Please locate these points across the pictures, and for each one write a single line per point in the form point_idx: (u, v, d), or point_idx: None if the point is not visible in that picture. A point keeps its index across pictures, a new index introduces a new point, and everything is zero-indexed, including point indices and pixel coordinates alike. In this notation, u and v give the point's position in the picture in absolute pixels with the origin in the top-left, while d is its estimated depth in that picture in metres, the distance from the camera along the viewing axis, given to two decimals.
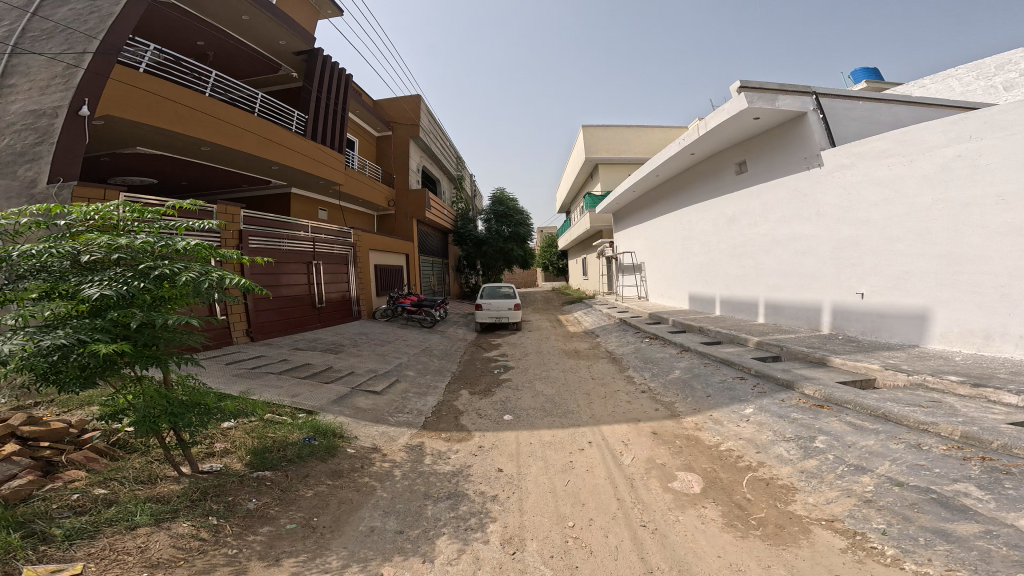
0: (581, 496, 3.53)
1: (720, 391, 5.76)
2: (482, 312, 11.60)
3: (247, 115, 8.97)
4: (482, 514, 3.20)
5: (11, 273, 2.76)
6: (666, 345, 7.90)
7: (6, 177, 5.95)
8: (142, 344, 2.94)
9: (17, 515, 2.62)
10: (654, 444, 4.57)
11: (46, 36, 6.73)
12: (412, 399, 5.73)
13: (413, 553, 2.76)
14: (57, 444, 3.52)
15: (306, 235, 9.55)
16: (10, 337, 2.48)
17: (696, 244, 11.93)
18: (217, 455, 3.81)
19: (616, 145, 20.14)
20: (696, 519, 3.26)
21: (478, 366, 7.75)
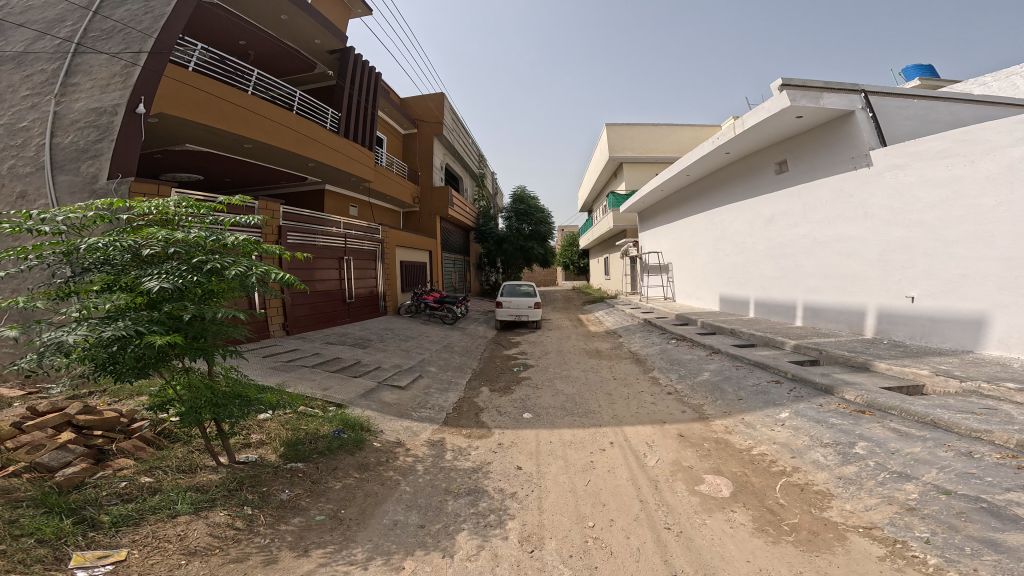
0: (602, 496, 3.50)
1: (753, 394, 5.63)
2: (502, 309, 11.65)
3: (290, 118, 9.29)
4: (501, 511, 3.19)
5: (79, 265, 2.95)
6: (695, 346, 7.78)
7: (69, 173, 6.24)
8: (191, 336, 3.10)
9: (69, 501, 2.78)
10: (681, 446, 4.51)
11: (106, 35, 6.89)
12: (434, 394, 5.79)
13: (434, 547, 2.79)
14: (108, 432, 3.70)
15: (337, 230, 9.74)
16: (75, 328, 2.64)
17: (729, 244, 11.71)
18: (252, 445, 3.93)
19: (642, 144, 19.98)
20: (725, 523, 3.19)
21: (498, 363, 7.78)
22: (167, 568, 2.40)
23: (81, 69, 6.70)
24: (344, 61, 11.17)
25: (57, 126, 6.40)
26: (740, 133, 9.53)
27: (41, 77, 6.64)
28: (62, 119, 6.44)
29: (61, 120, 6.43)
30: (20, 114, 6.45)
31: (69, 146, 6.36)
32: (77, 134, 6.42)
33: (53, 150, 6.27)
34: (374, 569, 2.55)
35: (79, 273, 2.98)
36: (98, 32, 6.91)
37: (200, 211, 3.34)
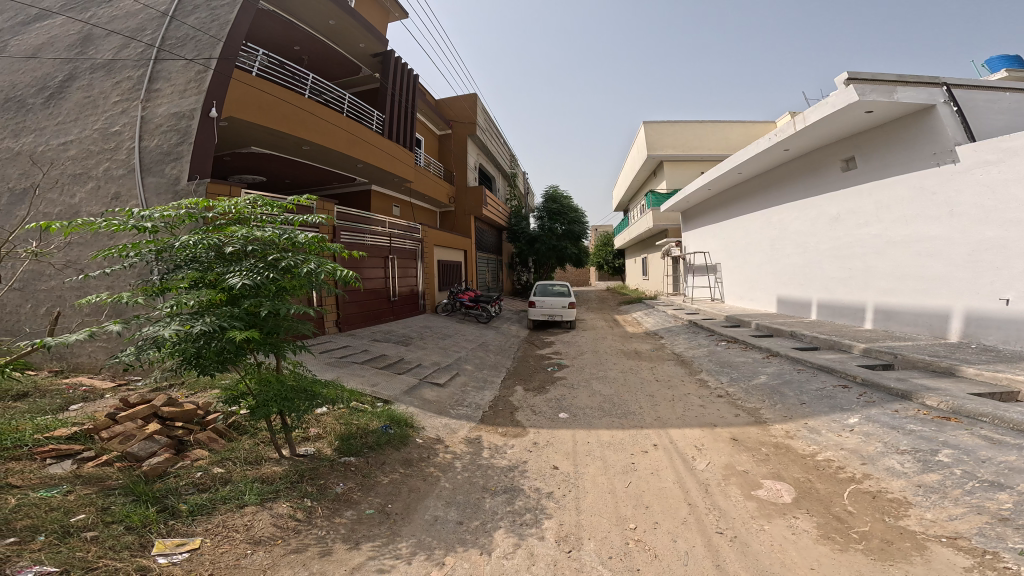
0: (644, 498, 3.33)
1: (818, 399, 5.28)
2: (534, 309, 11.54)
3: (348, 124, 9.63)
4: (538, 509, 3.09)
5: (171, 263, 3.18)
6: (748, 349, 7.42)
7: (156, 174, 6.64)
8: (266, 331, 3.25)
9: (154, 490, 2.96)
10: (734, 451, 4.11)
11: (180, 43, 7.33)
12: (471, 392, 5.77)
13: (473, 544, 2.72)
14: (188, 424, 3.90)
15: (382, 229, 9.93)
16: (168, 323, 2.84)
17: (788, 244, 11.18)
18: (309, 438, 3.99)
19: (683, 141, 19.44)
20: (786, 529, 2.98)
21: (531, 362, 7.70)
22: (236, 557, 2.49)
23: (162, 76, 7.17)
24: (387, 63, 11.52)
25: (145, 132, 6.84)
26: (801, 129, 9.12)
27: (128, 84, 7.16)
28: (149, 123, 6.90)
29: (147, 125, 6.89)
30: (112, 120, 6.95)
31: (155, 149, 6.77)
32: (161, 138, 6.82)
33: (141, 154, 6.70)
34: (415, 565, 2.52)
35: (170, 270, 3.20)
36: (173, 41, 7.37)
37: (271, 210, 3.54)
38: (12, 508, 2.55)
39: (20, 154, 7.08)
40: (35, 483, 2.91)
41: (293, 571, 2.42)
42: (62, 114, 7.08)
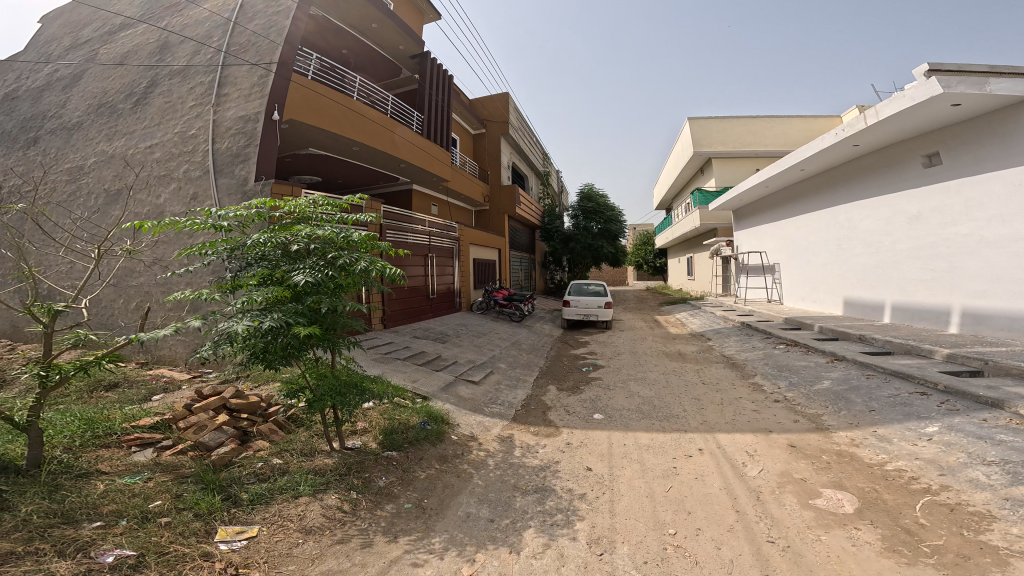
0: (687, 503, 3.07)
1: (891, 406, 4.61)
2: (570, 308, 10.99)
3: (400, 129, 9.62)
4: (570, 510, 2.90)
5: (243, 260, 3.26)
6: (811, 354, 6.71)
7: (227, 176, 6.51)
8: (326, 327, 3.29)
9: (220, 479, 3.05)
10: (791, 458, 3.66)
11: (244, 48, 7.19)
12: (505, 391, 5.24)
13: (503, 542, 2.61)
14: (252, 416, 3.89)
15: (422, 228, 9.93)
16: (240, 317, 2.92)
17: (860, 244, 10.43)
18: (357, 431, 3.86)
19: (733, 138, 18.51)
20: (845, 540, 2.67)
21: (565, 363, 7.18)
22: (288, 546, 2.51)
23: (229, 80, 7.06)
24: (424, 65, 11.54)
25: (217, 135, 6.75)
26: (874, 124, 8.53)
27: (201, 89, 7.12)
28: (220, 127, 6.80)
29: (219, 128, 6.80)
30: (190, 123, 6.97)
31: (226, 151, 6.63)
32: (231, 141, 6.67)
33: (213, 157, 6.61)
34: (446, 560, 2.46)
35: (242, 268, 3.28)
36: (237, 47, 7.24)
37: (332, 208, 3.46)
38: (98, 494, 2.75)
39: (114, 157, 7.16)
40: (116, 469, 3.12)
41: (337, 561, 2.43)
42: (147, 118, 7.20)
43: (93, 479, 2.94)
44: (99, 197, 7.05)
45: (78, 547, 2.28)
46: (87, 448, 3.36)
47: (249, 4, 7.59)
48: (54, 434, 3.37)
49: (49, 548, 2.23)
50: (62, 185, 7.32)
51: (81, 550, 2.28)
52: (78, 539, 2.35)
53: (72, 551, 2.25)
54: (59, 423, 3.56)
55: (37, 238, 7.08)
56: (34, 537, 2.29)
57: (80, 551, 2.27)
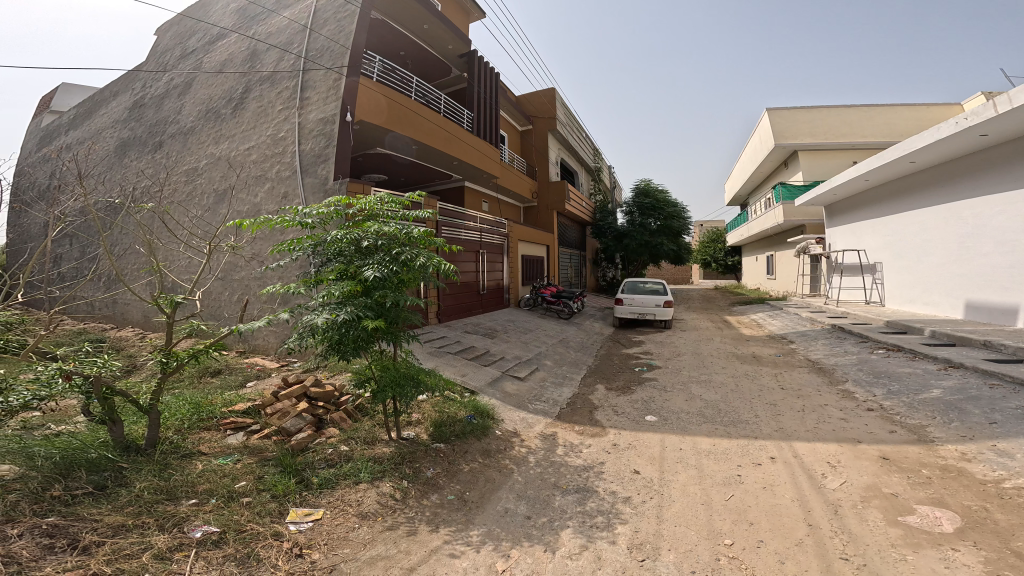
0: (750, 514, 2.70)
1: (1018, 419, 3.39)
2: (623, 307, 9.23)
3: (457, 130, 9.21)
4: (612, 513, 2.69)
5: (322, 255, 2.96)
6: (916, 360, 5.39)
7: (311, 175, 6.38)
8: (390, 321, 2.92)
9: (296, 463, 3.06)
10: (883, 470, 2.98)
11: (320, 54, 7.00)
12: (550, 389, 4.73)
13: (538, 539, 2.48)
14: (327, 404, 3.85)
15: (474, 222, 8.92)
16: (321, 311, 2.71)
17: (986, 241, 8.95)
18: (411, 422, 3.73)
19: (823, 128, 15.86)
20: (936, 561, 2.18)
21: (615, 362, 6.03)
22: (346, 529, 2.54)
23: (309, 85, 6.91)
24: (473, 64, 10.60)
25: (302, 135, 6.64)
26: (1004, 113, 7.46)
27: (288, 93, 7.09)
28: (305, 128, 6.68)
29: (303, 130, 6.68)
30: (279, 127, 6.98)
31: (310, 153, 6.49)
32: (314, 142, 6.53)
33: (299, 157, 6.50)
34: (482, 553, 2.38)
35: (324, 264, 2.99)
36: (314, 53, 7.08)
37: (398, 205, 3.05)
38: (196, 473, 2.96)
39: (220, 159, 7.45)
40: (211, 450, 3.27)
41: (385, 547, 2.42)
42: (244, 122, 7.34)
43: (194, 459, 3.13)
44: (210, 197, 7.37)
45: (175, 522, 2.49)
46: (191, 428, 3.55)
47: (323, 9, 7.44)
48: (167, 417, 3.63)
49: (147, 522, 2.45)
50: (182, 186, 7.85)
51: (177, 524, 2.48)
52: (177, 514, 2.56)
53: (169, 526, 2.45)
54: (173, 407, 3.84)
55: (162, 235, 7.52)
56: (143, 511, 2.53)
57: (176, 526, 2.47)
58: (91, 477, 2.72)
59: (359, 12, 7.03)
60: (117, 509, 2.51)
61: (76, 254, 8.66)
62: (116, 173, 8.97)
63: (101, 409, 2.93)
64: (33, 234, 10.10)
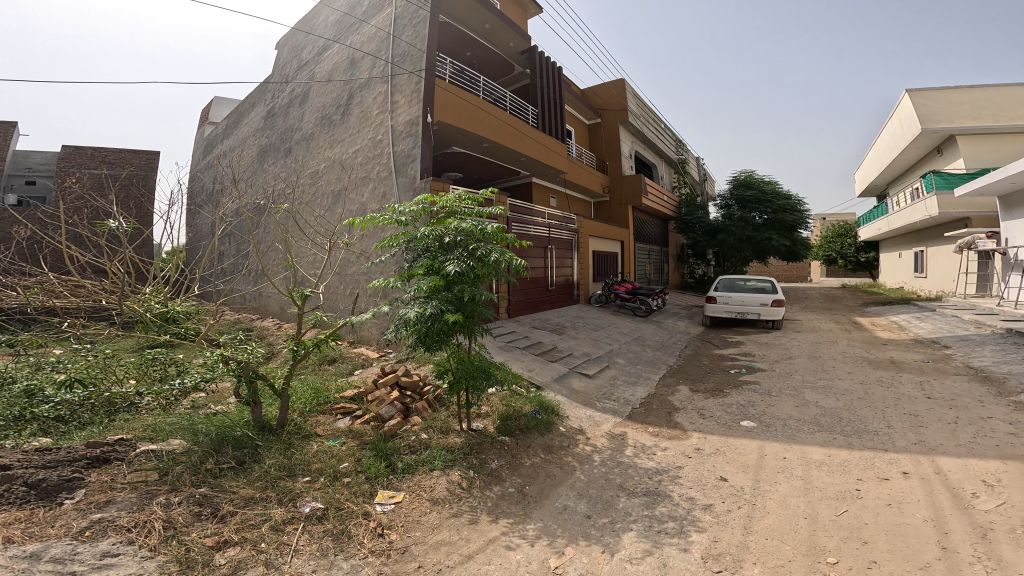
0: (864, 531, 2.21)
1: None
2: (716, 306, 8.01)
3: (529, 130, 8.47)
4: (687, 520, 2.41)
5: (413, 251, 2.99)
6: None
7: (401, 174, 6.24)
8: (466, 315, 2.92)
9: (388, 447, 3.13)
10: None
11: (401, 58, 6.77)
12: (621, 387, 4.37)
13: (597, 540, 2.31)
14: (414, 393, 3.85)
15: (542, 219, 7.97)
16: (413, 304, 2.78)
17: None
18: (480, 415, 3.64)
19: (993, 110, 12.68)
20: None
21: (706, 362, 5.30)
22: (420, 513, 2.57)
23: (397, 88, 6.74)
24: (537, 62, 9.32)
25: (395, 136, 6.48)
26: None
27: (382, 97, 6.92)
28: (397, 130, 6.49)
29: (395, 131, 6.51)
30: (379, 130, 6.88)
31: (401, 154, 6.32)
32: (404, 143, 6.35)
33: (392, 158, 6.36)
34: (536, 548, 2.27)
35: (413, 259, 3.02)
36: (398, 59, 6.81)
37: (472, 202, 3.06)
38: (311, 452, 3.11)
39: (335, 163, 7.50)
40: (324, 433, 3.43)
41: (449, 533, 2.41)
42: (350, 128, 7.31)
43: (310, 439, 3.30)
44: (328, 199, 7.48)
45: (290, 497, 2.69)
46: (309, 413, 3.74)
47: (402, 14, 7.10)
48: (292, 402, 3.89)
49: (268, 495, 2.69)
50: (307, 186, 8.07)
51: (292, 499, 2.68)
52: (293, 489, 2.76)
53: (286, 500, 2.66)
54: (299, 391, 4.12)
55: (296, 235, 7.80)
56: (269, 485, 2.78)
57: (291, 500, 2.67)
58: (236, 453, 3.03)
59: (428, 16, 6.66)
60: (249, 483, 2.78)
61: (233, 253, 9.49)
62: (259, 178, 9.54)
63: (247, 391, 3.03)
64: (202, 233, 11.28)
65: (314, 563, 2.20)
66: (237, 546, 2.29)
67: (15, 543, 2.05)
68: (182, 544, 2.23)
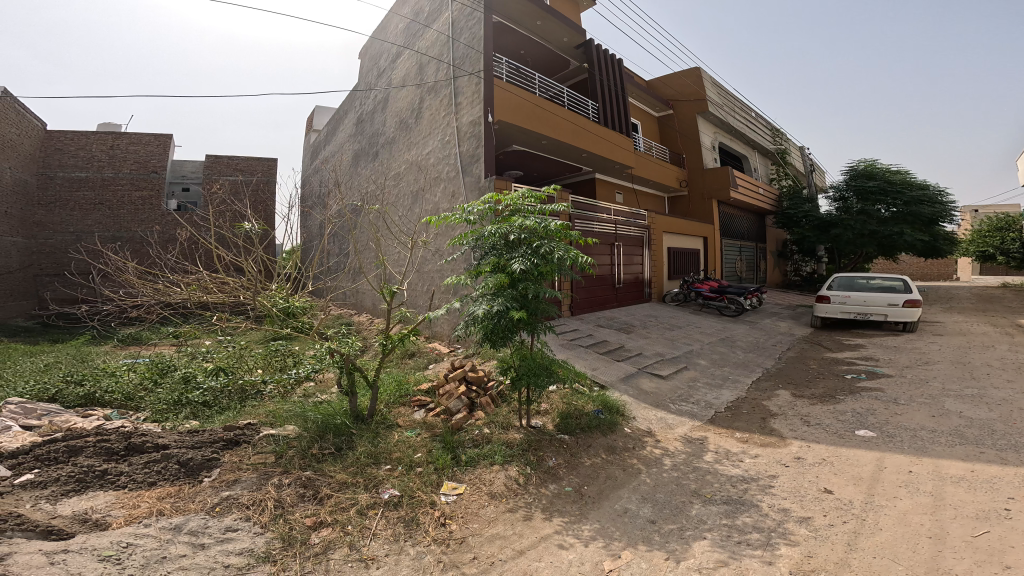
0: (1009, 554, 1.73)
1: None
2: (829, 307, 7.10)
3: (593, 126, 8.10)
4: (774, 532, 2.08)
5: (481, 247, 3.02)
6: None
7: (468, 174, 6.26)
8: (530, 311, 2.89)
9: (455, 440, 3.15)
10: None
11: (461, 61, 6.74)
12: (703, 390, 4.01)
13: (660, 546, 2.10)
14: (478, 386, 3.82)
15: (608, 215, 7.59)
16: (481, 301, 2.83)
17: None
18: (539, 412, 3.51)
19: None
20: None
21: (815, 367, 4.65)
22: (478, 506, 2.54)
23: (460, 90, 6.71)
24: (592, 55, 8.73)
25: (461, 138, 6.50)
26: None
27: (446, 99, 6.99)
28: (463, 131, 6.49)
29: (461, 132, 6.51)
30: (446, 131, 6.95)
31: (467, 155, 6.33)
32: (469, 143, 6.36)
33: (459, 159, 6.40)
34: (591, 549, 2.12)
35: (481, 258, 3.07)
36: (459, 61, 6.76)
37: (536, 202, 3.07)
38: (391, 442, 3.21)
39: (411, 164, 7.77)
40: (404, 424, 3.57)
41: (504, 527, 2.35)
42: (422, 130, 7.51)
43: (392, 430, 3.44)
44: (408, 199, 7.72)
45: (372, 483, 2.77)
46: (391, 404, 3.91)
47: (459, 16, 7.07)
48: (379, 392, 4.07)
49: (358, 480, 2.78)
50: (390, 187, 8.49)
51: (374, 484, 2.76)
52: (377, 475, 2.84)
53: (368, 485, 2.75)
54: (384, 383, 4.31)
55: (384, 233, 8.33)
56: (359, 470, 2.89)
57: (372, 486, 2.75)
58: (336, 440, 3.20)
59: (484, 16, 6.56)
60: (343, 467, 2.93)
61: (337, 250, 10.35)
62: (356, 180, 10.25)
63: (350, 382, 3.19)
64: (314, 234, 12.75)
65: (385, 548, 2.26)
66: (330, 527, 2.42)
67: (164, 516, 2.40)
68: (286, 522, 2.42)
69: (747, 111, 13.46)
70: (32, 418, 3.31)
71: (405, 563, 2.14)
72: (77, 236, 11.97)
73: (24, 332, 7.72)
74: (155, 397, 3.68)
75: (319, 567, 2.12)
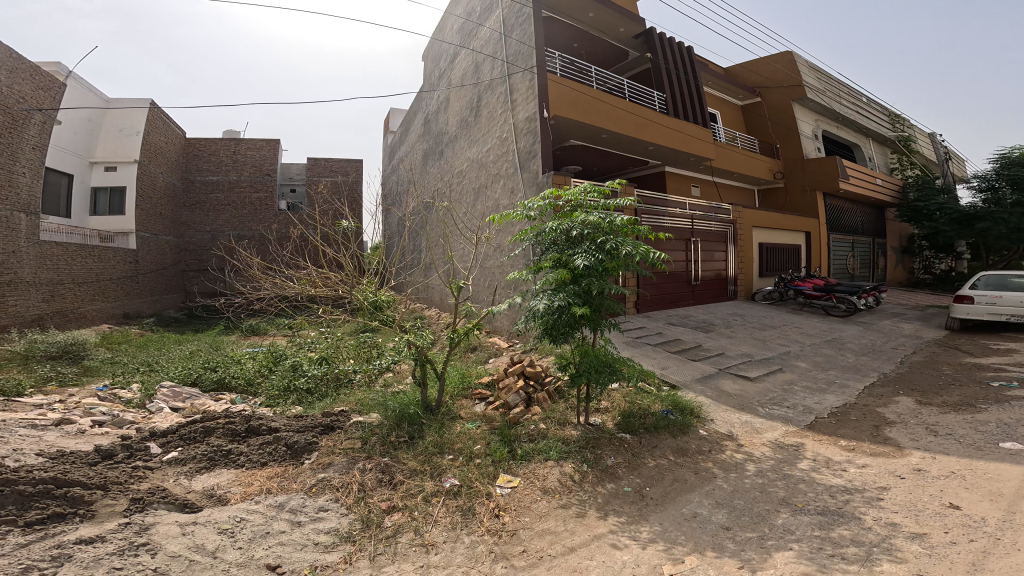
0: None
1: None
2: (974, 309, 6.14)
3: (658, 117, 7.80)
4: (880, 546, 1.73)
5: (541, 242, 3.00)
6: None
7: (525, 169, 6.37)
8: (594, 308, 2.82)
9: (514, 434, 3.10)
10: None
11: (514, 60, 6.87)
12: (800, 394, 3.56)
13: (732, 554, 1.83)
14: (532, 381, 3.76)
15: (681, 208, 7.20)
16: (544, 295, 2.81)
17: None
18: (599, 410, 3.35)
19: None
20: None
21: (950, 373, 3.96)
22: (532, 500, 2.43)
23: (515, 87, 6.84)
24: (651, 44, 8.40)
25: (517, 133, 6.61)
26: None
27: (502, 96, 7.16)
28: (520, 128, 6.61)
29: (518, 128, 6.64)
30: (502, 127, 7.11)
31: (524, 150, 6.46)
32: (526, 139, 6.45)
33: (517, 155, 6.52)
34: (649, 551, 1.93)
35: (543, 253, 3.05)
36: (512, 58, 6.88)
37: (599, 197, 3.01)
38: (454, 433, 3.23)
39: (473, 161, 8.05)
40: (465, 416, 3.61)
41: (557, 523, 2.22)
42: (481, 128, 7.76)
43: (454, 421, 3.47)
44: (472, 194, 8.02)
45: (436, 472, 2.78)
46: (455, 396, 3.98)
47: (510, 15, 7.21)
48: (444, 384, 4.17)
49: (425, 468, 2.81)
50: (455, 183, 8.88)
51: (438, 474, 2.77)
52: (441, 465, 2.85)
53: (433, 474, 2.76)
54: (449, 376, 4.40)
55: (453, 229, 8.71)
56: (427, 459, 2.92)
57: (436, 475, 2.76)
58: (410, 429, 3.30)
59: (532, 12, 6.64)
60: (414, 455, 2.99)
61: (414, 246, 10.92)
62: (429, 178, 10.82)
63: (423, 373, 3.31)
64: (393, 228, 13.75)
65: (444, 534, 2.24)
66: (401, 512, 2.45)
67: (269, 494, 2.60)
68: (366, 505, 2.49)
69: (853, 96, 12.09)
70: (179, 401, 3.85)
71: (459, 551, 2.10)
72: (213, 235, 14.20)
73: (175, 322, 9.17)
74: (269, 383, 4.17)
75: (389, 549, 2.15)
